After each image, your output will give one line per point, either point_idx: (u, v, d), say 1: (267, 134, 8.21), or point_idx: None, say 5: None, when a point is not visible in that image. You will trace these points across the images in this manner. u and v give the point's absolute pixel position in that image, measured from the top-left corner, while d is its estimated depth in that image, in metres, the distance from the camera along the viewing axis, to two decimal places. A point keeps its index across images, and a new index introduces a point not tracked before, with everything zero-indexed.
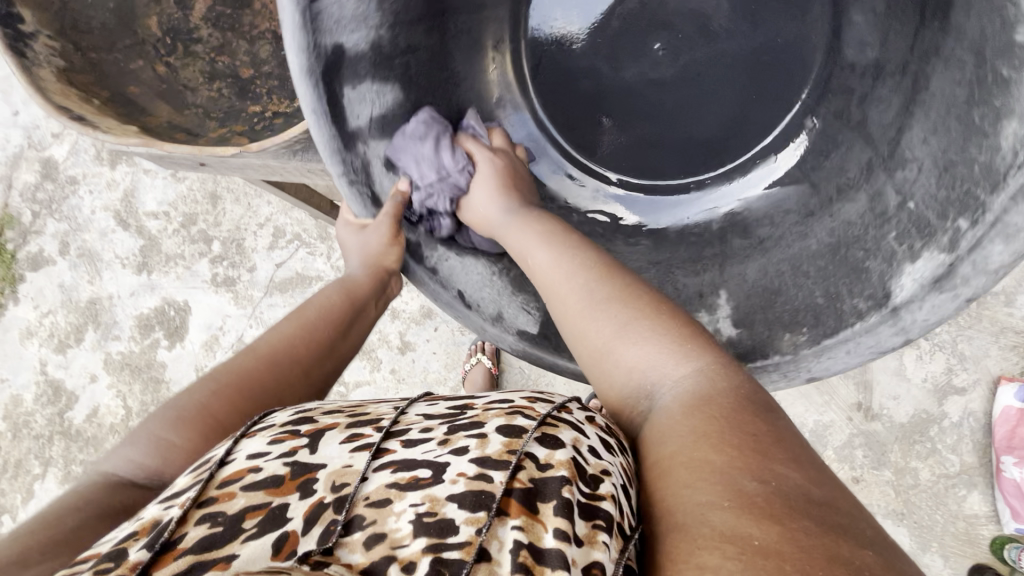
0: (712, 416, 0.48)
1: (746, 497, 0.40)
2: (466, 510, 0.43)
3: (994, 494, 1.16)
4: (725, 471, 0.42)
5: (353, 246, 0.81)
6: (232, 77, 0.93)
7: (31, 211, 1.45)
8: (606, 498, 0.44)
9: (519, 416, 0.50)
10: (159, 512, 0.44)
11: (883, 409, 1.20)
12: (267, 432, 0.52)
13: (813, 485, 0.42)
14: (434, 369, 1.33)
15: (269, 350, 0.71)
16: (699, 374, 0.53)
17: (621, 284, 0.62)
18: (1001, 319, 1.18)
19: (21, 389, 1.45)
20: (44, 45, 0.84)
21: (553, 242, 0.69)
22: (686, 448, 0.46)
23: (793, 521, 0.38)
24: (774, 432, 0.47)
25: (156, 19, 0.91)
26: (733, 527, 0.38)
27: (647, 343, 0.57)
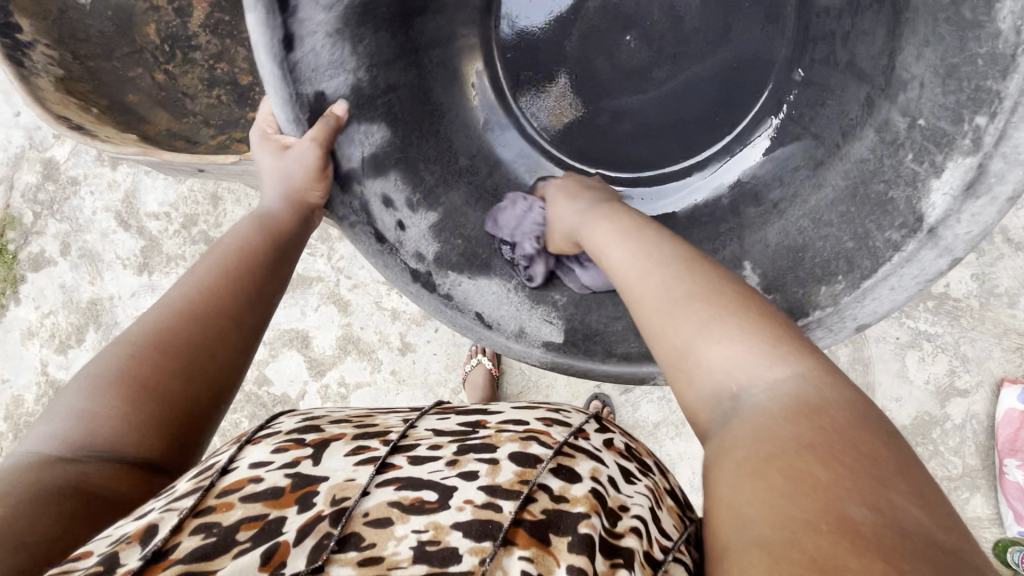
0: (820, 427, 0.41)
1: (850, 524, 0.35)
2: (470, 540, 0.43)
3: (997, 496, 1.16)
4: (833, 493, 0.36)
5: (267, 171, 0.69)
6: (231, 84, 0.93)
7: (32, 212, 1.46)
8: (626, 534, 0.46)
9: (534, 442, 0.50)
10: (156, 517, 0.43)
11: (885, 411, 1.19)
12: (271, 439, 0.51)
13: (930, 525, 0.36)
14: (435, 371, 1.33)
15: (183, 299, 0.61)
16: (804, 379, 0.44)
17: (707, 274, 0.54)
18: (1004, 321, 1.18)
19: (23, 389, 1.45)
20: (42, 54, 0.84)
21: (632, 238, 0.63)
22: (786, 454, 0.39)
23: (905, 564, 0.33)
24: (892, 458, 0.40)
25: (155, 27, 0.91)
26: (831, 557, 0.33)
27: (739, 337, 0.48)
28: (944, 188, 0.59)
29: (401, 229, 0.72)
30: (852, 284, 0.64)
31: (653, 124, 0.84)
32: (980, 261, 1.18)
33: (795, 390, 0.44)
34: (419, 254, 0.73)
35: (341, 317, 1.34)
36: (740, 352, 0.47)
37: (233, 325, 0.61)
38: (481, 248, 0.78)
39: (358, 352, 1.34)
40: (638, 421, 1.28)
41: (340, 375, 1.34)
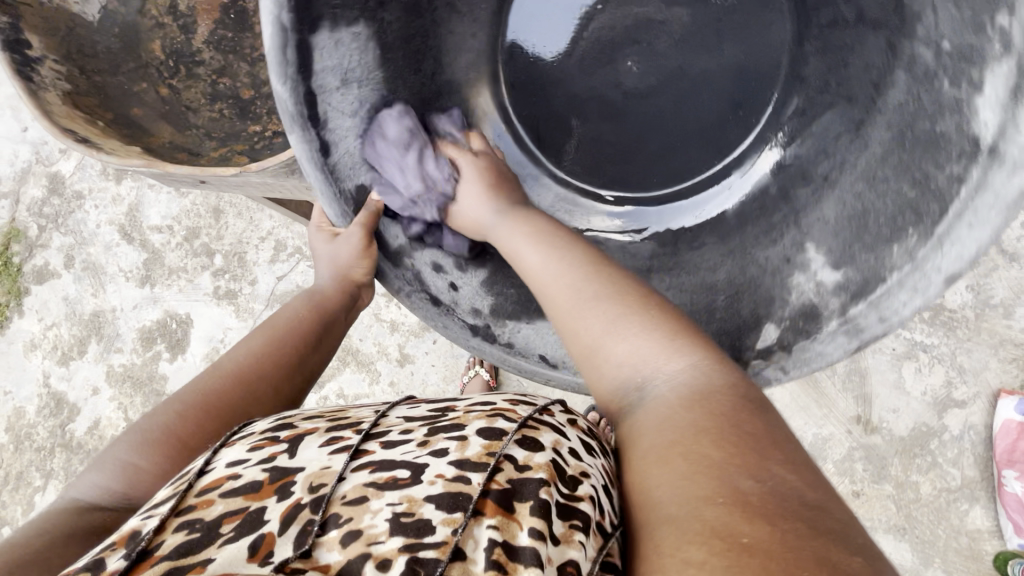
0: (711, 412, 0.46)
1: (740, 494, 0.39)
2: (443, 511, 0.44)
3: (996, 508, 1.16)
4: (723, 467, 0.41)
5: (322, 254, 0.80)
6: (233, 99, 0.95)
7: (37, 225, 1.48)
8: (584, 498, 0.46)
9: (500, 418, 0.51)
10: (137, 523, 0.44)
11: (883, 422, 1.19)
12: (245, 439, 0.52)
13: (804, 486, 0.41)
14: (432, 382, 1.33)
15: (237, 367, 0.69)
16: (695, 368, 0.50)
17: (615, 275, 0.59)
18: (1000, 332, 1.18)
19: (24, 401, 1.46)
20: (50, 69, 0.86)
21: (541, 241, 0.66)
22: (685, 440, 0.44)
23: (785, 522, 0.37)
24: (770, 431, 0.45)
25: (160, 44, 0.93)
26: (723, 524, 0.37)
27: (642, 335, 0.54)
28: (991, 102, 0.57)
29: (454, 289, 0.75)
30: (925, 234, 0.62)
31: (662, 147, 0.85)
32: (974, 272, 1.19)
33: (687, 380, 0.49)
34: (475, 308, 0.76)
35: None
36: (641, 350, 0.53)
37: (276, 396, 0.69)
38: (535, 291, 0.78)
39: (357, 362, 1.35)
40: None
41: (339, 386, 1.34)
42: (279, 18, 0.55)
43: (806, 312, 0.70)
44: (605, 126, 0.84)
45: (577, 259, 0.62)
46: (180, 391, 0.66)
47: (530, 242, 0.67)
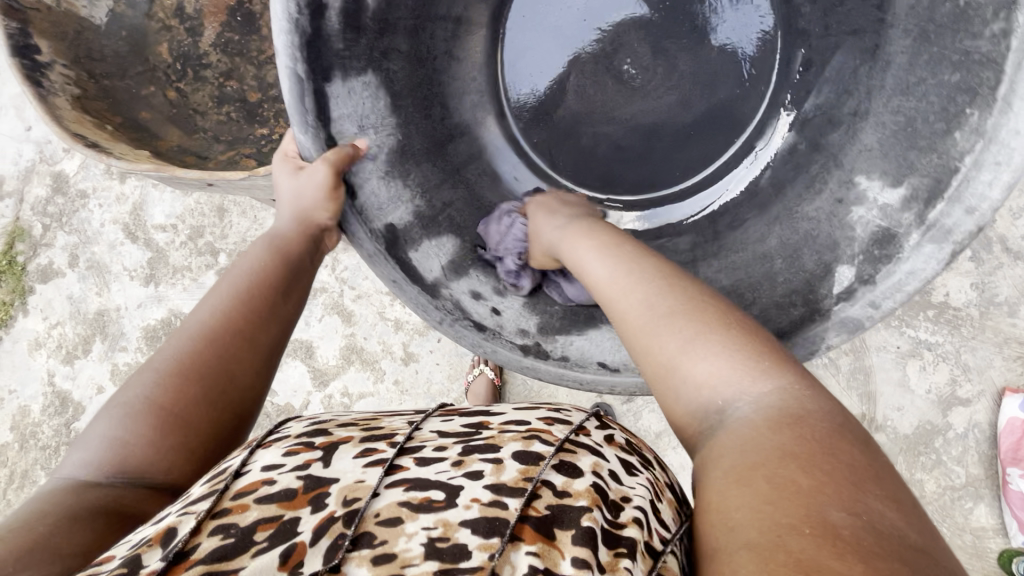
0: (799, 437, 0.45)
1: (831, 527, 0.38)
2: (479, 536, 0.44)
3: (1000, 506, 1.16)
4: (812, 495, 0.40)
5: (284, 191, 0.72)
6: (241, 101, 0.95)
7: (41, 224, 1.48)
8: (628, 524, 0.46)
9: (536, 440, 0.51)
10: (174, 520, 0.44)
11: (887, 420, 1.19)
12: (281, 442, 0.52)
13: (903, 526, 0.40)
14: (437, 381, 1.34)
15: (199, 325, 0.64)
16: (782, 393, 0.49)
17: (689, 292, 0.58)
18: (1004, 330, 1.18)
19: (29, 399, 1.46)
20: (59, 74, 0.85)
21: (612, 254, 0.66)
22: (771, 463, 0.43)
23: (880, 564, 0.36)
24: (865, 462, 0.44)
25: (167, 46, 0.95)
26: (814, 557, 0.36)
27: (718, 354, 0.52)
28: None
29: (495, 315, 0.79)
30: (986, 106, 0.62)
31: (666, 147, 0.92)
32: (979, 270, 1.19)
33: (775, 402, 0.48)
34: (523, 331, 0.80)
35: (345, 327, 1.36)
36: (719, 369, 0.52)
37: (249, 346, 0.65)
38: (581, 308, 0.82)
39: (362, 361, 1.35)
40: (640, 430, 1.29)
41: (344, 385, 1.35)
42: (295, 70, 0.63)
43: (880, 239, 0.71)
44: (614, 126, 0.91)
45: (647, 274, 0.61)
46: (149, 360, 0.62)
47: (597, 253, 0.68)
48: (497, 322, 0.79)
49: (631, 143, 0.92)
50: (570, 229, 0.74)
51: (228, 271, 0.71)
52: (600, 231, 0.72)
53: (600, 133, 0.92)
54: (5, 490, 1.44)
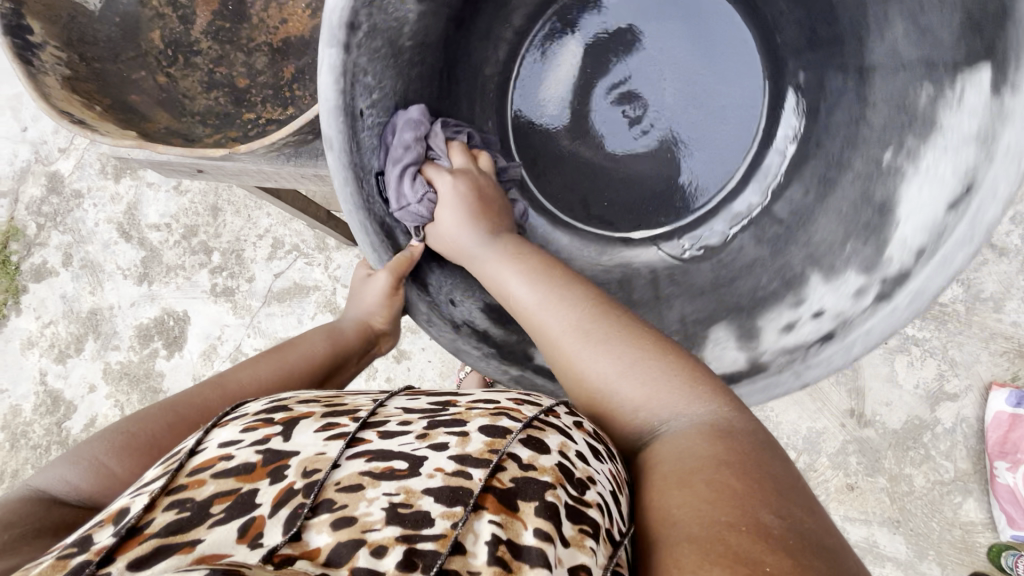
0: (734, 450, 0.49)
1: (765, 529, 0.42)
2: (442, 504, 0.44)
3: (989, 501, 1.16)
4: (746, 499, 0.44)
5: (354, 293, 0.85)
6: (229, 87, 0.97)
7: (36, 224, 1.49)
8: (591, 505, 0.47)
9: (503, 416, 0.52)
10: (126, 501, 0.44)
11: (876, 415, 1.20)
12: (239, 421, 0.52)
13: (818, 526, 0.44)
14: (429, 377, 1.34)
15: (239, 383, 0.69)
16: (713, 415, 0.54)
17: (625, 320, 0.62)
18: (991, 325, 1.19)
19: (21, 399, 1.46)
20: (51, 54, 0.86)
21: (538, 280, 0.68)
22: (706, 470, 0.48)
23: (803, 558, 0.41)
24: (787, 476, 0.49)
25: (159, 34, 0.97)
26: (747, 553, 0.40)
27: (656, 379, 0.57)
28: None
29: (818, 318, 0.72)
30: None
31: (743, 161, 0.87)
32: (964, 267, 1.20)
33: (707, 422, 0.53)
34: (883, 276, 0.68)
35: None
36: (656, 394, 0.56)
37: None
38: (862, 211, 0.73)
39: None
40: None
41: None
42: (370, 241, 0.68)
43: None
44: (640, 161, 0.87)
45: (580, 301, 0.64)
46: (171, 398, 0.66)
47: (529, 278, 0.68)
48: (833, 318, 0.71)
49: (687, 169, 0.87)
50: (495, 245, 0.73)
51: (281, 345, 0.79)
52: (530, 252, 0.73)
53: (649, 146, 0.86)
54: None
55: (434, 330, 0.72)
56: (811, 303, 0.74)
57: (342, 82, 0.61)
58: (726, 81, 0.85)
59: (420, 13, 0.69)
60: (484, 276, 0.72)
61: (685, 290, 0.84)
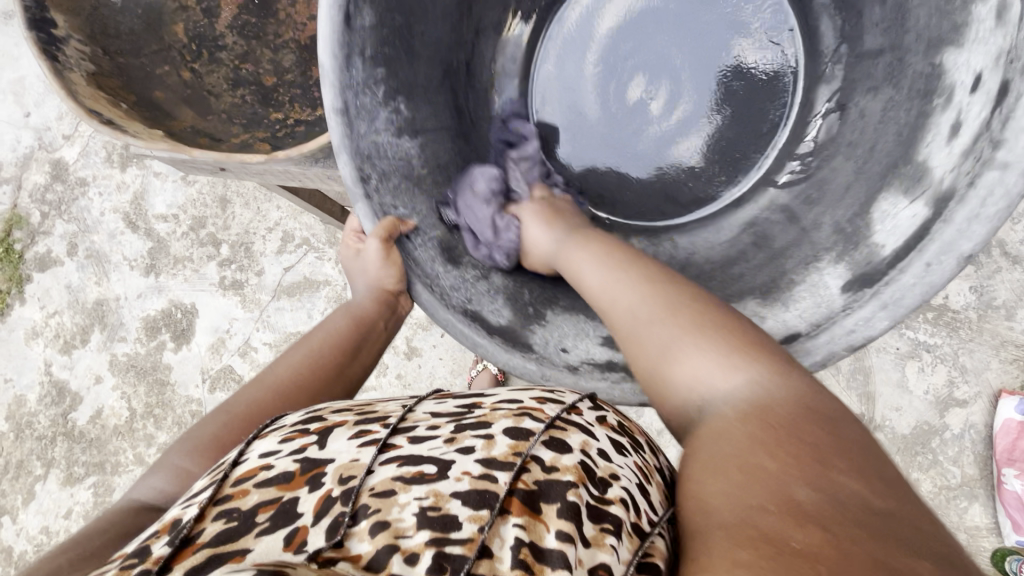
0: (768, 423, 0.45)
1: (796, 501, 0.38)
2: (470, 508, 0.43)
3: (995, 506, 1.18)
4: (779, 475, 0.40)
5: (356, 269, 0.83)
6: (255, 85, 0.96)
7: (40, 212, 1.46)
8: (614, 502, 0.46)
9: (527, 417, 0.51)
10: (179, 512, 0.45)
11: (885, 420, 1.21)
12: (277, 432, 0.52)
13: (874, 498, 0.39)
14: (441, 375, 1.33)
15: (276, 380, 0.69)
16: (756, 383, 0.49)
17: (680, 293, 0.59)
18: (1002, 333, 1.20)
19: (25, 389, 1.44)
20: (76, 49, 0.85)
21: (604, 262, 0.69)
22: (742, 450, 0.44)
23: (846, 531, 0.36)
24: (836, 442, 0.43)
25: (183, 27, 0.95)
26: (778, 531, 0.36)
27: (701, 349, 0.53)
28: None
29: (979, 89, 0.61)
30: None
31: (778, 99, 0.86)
32: (977, 274, 1.21)
33: (749, 393, 0.48)
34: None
35: None
36: (703, 367, 0.52)
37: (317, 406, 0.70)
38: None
39: None
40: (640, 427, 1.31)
41: None
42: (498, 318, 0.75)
43: None
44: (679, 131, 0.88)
45: (639, 280, 0.62)
46: (225, 402, 0.67)
47: (595, 262, 0.69)
48: (996, 71, 0.59)
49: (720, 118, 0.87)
50: (569, 237, 0.76)
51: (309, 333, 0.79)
52: (594, 241, 0.74)
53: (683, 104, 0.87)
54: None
55: (557, 377, 0.70)
56: (962, 83, 0.63)
57: (380, 220, 0.69)
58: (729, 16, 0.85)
59: (420, 143, 0.76)
60: (565, 270, 0.74)
61: (832, 195, 0.76)
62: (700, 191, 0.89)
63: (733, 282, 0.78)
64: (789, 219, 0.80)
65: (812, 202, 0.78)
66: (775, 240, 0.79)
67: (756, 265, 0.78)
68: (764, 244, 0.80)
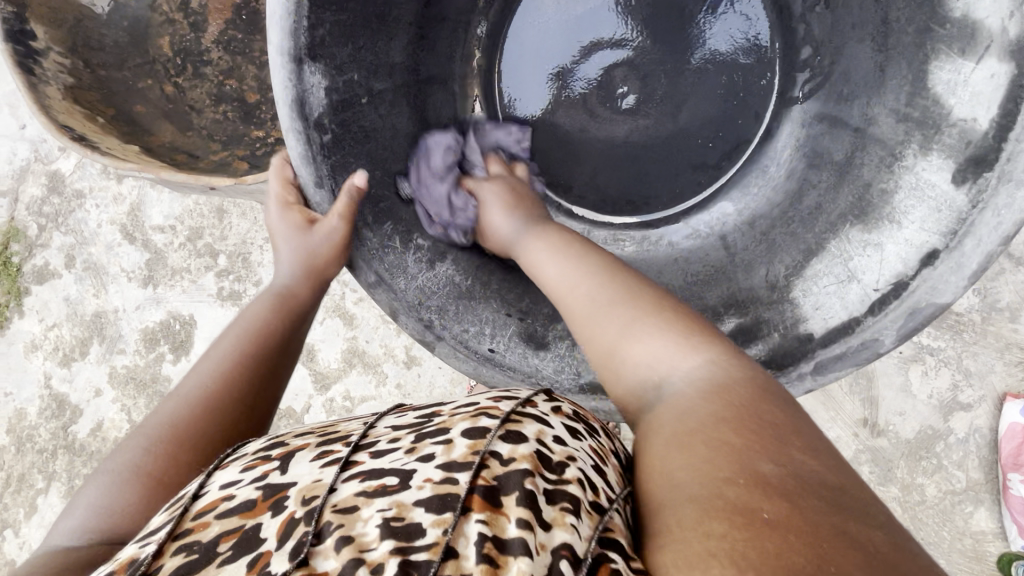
0: (730, 401, 0.45)
1: (761, 476, 0.39)
2: (432, 514, 0.41)
3: (1001, 511, 1.17)
4: (741, 451, 0.41)
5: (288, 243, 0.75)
6: (238, 101, 0.96)
7: (37, 224, 1.46)
8: (571, 481, 0.45)
9: (484, 416, 0.49)
10: (135, 551, 0.43)
11: (888, 425, 1.20)
12: (238, 461, 0.51)
13: (824, 468, 0.41)
14: (440, 384, 1.33)
15: (200, 390, 0.65)
16: (713, 365, 0.49)
17: (634, 282, 0.60)
18: (1006, 335, 1.19)
19: (25, 403, 1.44)
20: (54, 62, 0.86)
21: (565, 249, 0.71)
22: (703, 428, 0.44)
23: (804, 501, 0.37)
24: (788, 418, 0.45)
25: (169, 40, 0.95)
26: (745, 502, 0.37)
27: (657, 335, 0.53)
28: None
29: None
30: None
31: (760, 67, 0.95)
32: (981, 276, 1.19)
33: (705, 375, 0.49)
34: None
35: (346, 330, 1.36)
36: (658, 348, 0.53)
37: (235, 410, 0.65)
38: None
39: (363, 365, 1.35)
40: None
41: (345, 388, 1.34)
42: None
43: None
44: (691, 110, 0.96)
45: (595, 268, 0.64)
46: (142, 425, 0.64)
47: (554, 250, 0.71)
48: None
49: (717, 78, 0.95)
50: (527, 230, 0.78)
51: (233, 324, 0.74)
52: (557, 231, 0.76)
53: (670, 70, 0.94)
54: (2, 495, 1.42)
55: None
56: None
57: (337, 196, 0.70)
58: (668, 25, 0.93)
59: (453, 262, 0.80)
60: (524, 261, 0.75)
61: (864, 82, 0.80)
62: (728, 143, 0.98)
63: (816, 214, 0.83)
64: (833, 126, 0.85)
65: (848, 99, 0.83)
66: (832, 154, 0.84)
67: (828, 186, 0.83)
68: (823, 161, 0.85)
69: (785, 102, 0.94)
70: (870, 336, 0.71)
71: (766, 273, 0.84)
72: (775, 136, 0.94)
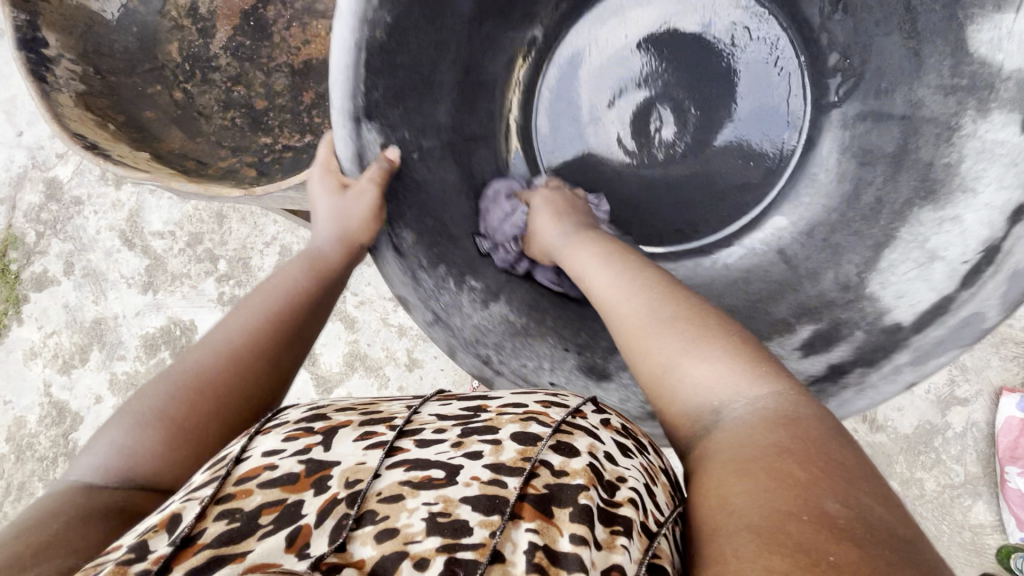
0: (796, 435, 0.45)
1: (830, 516, 0.38)
2: (479, 513, 0.42)
3: (999, 504, 1.18)
4: (808, 488, 0.40)
5: (324, 211, 0.74)
6: (246, 108, 0.96)
7: (35, 231, 1.45)
8: (623, 504, 0.45)
9: (534, 422, 0.50)
10: (178, 507, 0.43)
11: (887, 420, 1.21)
12: (281, 429, 0.51)
13: (892, 517, 0.40)
14: (443, 386, 1.33)
15: (229, 345, 0.64)
16: (776, 397, 0.49)
17: (691, 302, 0.60)
18: (1001, 330, 1.20)
19: (24, 410, 1.44)
20: (65, 69, 0.86)
21: (613, 264, 0.70)
22: (766, 457, 0.43)
23: (873, 548, 0.36)
24: (853, 460, 0.44)
25: (178, 46, 0.95)
26: (813, 540, 0.36)
27: (717, 359, 0.53)
28: None
29: None
30: None
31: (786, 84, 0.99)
32: None
33: (769, 406, 0.48)
34: None
35: (348, 333, 1.36)
36: (717, 374, 0.52)
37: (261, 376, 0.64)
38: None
39: (366, 368, 1.35)
40: None
41: (347, 392, 1.35)
42: None
43: None
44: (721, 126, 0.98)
45: (648, 286, 0.63)
46: (167, 369, 0.63)
47: (602, 265, 0.71)
48: None
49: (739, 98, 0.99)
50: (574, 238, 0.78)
51: (262, 285, 0.72)
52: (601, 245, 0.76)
53: (692, 84, 0.97)
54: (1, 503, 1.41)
55: None
56: None
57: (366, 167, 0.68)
58: (691, 45, 0.97)
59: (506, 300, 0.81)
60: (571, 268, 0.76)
61: (901, 76, 0.84)
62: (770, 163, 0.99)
63: (879, 208, 0.84)
64: (879, 121, 0.87)
65: (886, 92, 0.86)
66: (885, 147, 0.85)
67: (885, 179, 0.84)
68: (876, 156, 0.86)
69: (821, 109, 0.96)
70: (973, 310, 0.67)
71: (836, 276, 0.84)
72: (817, 147, 0.96)
